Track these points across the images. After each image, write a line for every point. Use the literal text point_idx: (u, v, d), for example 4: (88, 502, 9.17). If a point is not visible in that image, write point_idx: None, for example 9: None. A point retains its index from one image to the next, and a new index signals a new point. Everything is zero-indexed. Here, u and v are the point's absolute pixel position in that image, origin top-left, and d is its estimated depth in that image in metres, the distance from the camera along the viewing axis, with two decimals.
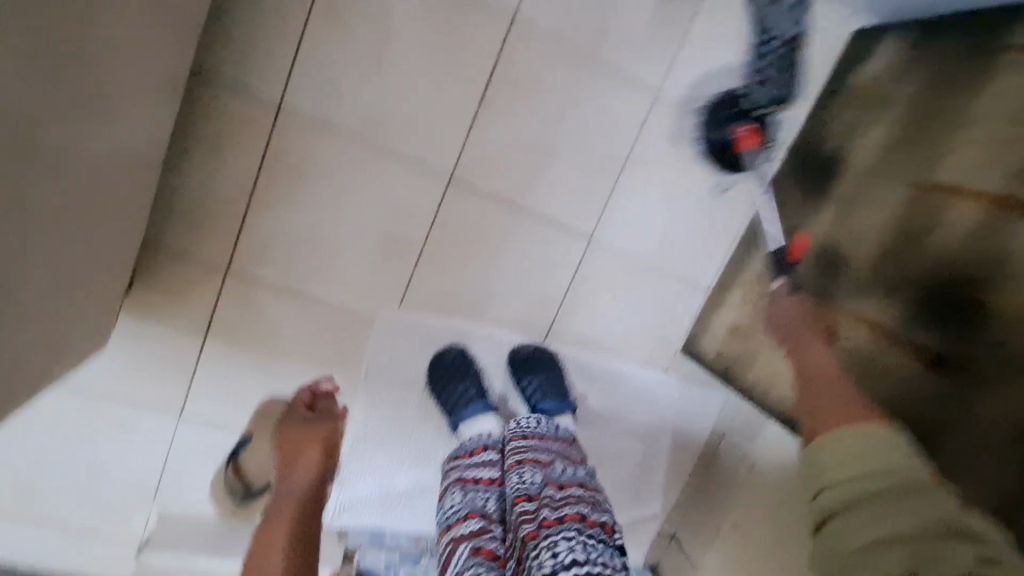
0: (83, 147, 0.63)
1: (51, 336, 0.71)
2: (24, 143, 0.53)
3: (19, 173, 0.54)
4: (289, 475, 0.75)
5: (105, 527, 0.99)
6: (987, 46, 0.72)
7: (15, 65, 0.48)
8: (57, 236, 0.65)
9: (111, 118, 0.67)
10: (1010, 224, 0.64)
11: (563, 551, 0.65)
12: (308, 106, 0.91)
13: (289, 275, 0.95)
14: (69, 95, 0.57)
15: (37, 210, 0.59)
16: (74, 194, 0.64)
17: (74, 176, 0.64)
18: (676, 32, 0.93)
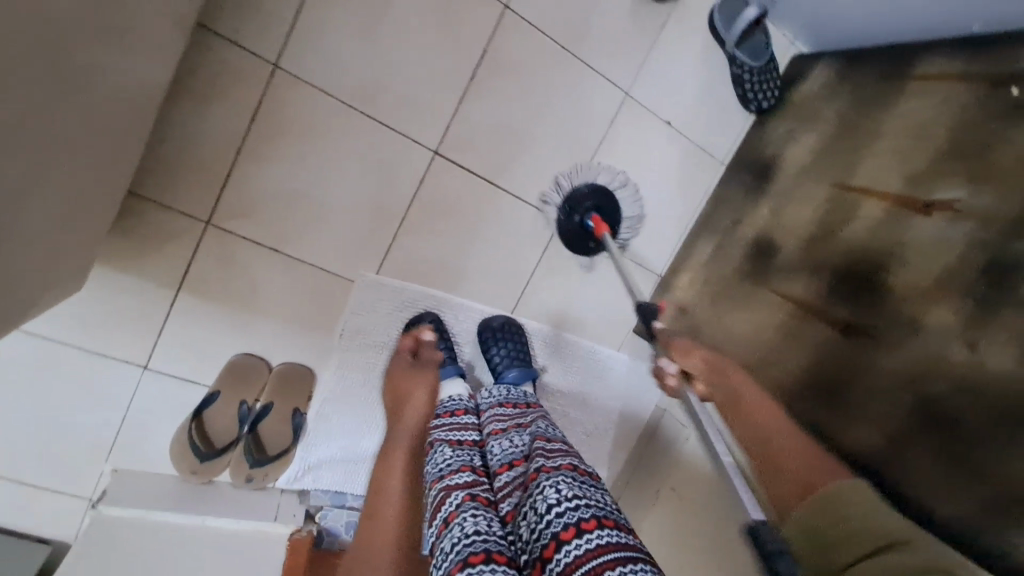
0: (133, 85, 0.67)
1: (46, 268, 0.69)
2: (87, 77, 0.57)
3: (80, 103, 0.58)
4: (401, 417, 0.93)
5: (54, 481, 0.98)
6: (893, 78, 0.90)
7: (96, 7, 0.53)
8: (84, 166, 0.66)
9: (153, 58, 0.69)
10: (904, 218, 0.80)
11: (564, 487, 0.65)
12: (303, 63, 0.89)
13: (271, 232, 0.96)
14: (128, 37, 0.62)
15: (78, 139, 0.62)
16: (109, 126, 0.67)
17: (113, 112, 0.66)
18: (652, 34, 1.03)
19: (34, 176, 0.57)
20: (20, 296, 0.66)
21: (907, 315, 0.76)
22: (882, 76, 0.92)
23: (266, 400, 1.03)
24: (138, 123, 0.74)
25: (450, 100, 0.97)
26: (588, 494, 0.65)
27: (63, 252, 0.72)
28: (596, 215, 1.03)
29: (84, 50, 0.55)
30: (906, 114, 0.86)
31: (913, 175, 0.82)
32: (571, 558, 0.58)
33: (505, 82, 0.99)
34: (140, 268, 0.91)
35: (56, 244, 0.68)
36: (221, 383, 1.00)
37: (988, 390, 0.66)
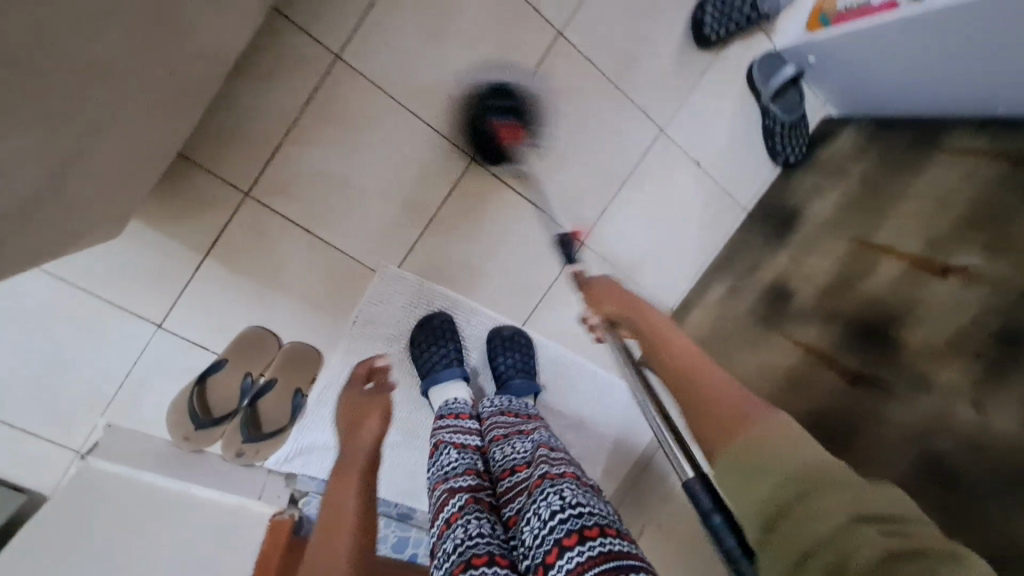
0: (212, 48, 0.71)
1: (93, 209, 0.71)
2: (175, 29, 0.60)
3: (164, 52, 0.61)
4: (356, 433, 0.89)
5: (44, 429, 0.97)
6: (920, 147, 0.95)
7: None
8: (152, 116, 0.69)
9: (234, 27, 0.73)
10: (922, 279, 0.83)
11: (569, 494, 0.65)
12: (363, 56, 0.93)
13: (305, 212, 0.98)
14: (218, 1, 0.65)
15: (153, 88, 0.64)
16: (182, 82, 0.70)
17: (190, 69, 0.69)
18: (695, 77, 1.08)
19: (110, 112, 0.60)
20: (62, 230, 0.67)
21: (918, 369, 0.78)
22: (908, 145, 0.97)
23: (271, 375, 1.03)
24: (208, 87, 0.78)
25: None
26: (592, 502, 0.65)
27: (110, 197, 0.73)
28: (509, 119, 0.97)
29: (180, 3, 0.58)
30: (930, 182, 0.90)
31: (935, 239, 0.85)
32: (574, 564, 0.58)
33: (549, 101, 1.03)
34: (171, 229, 0.93)
35: (106, 186, 0.70)
36: (230, 352, 1.01)
37: (995, 449, 0.69)
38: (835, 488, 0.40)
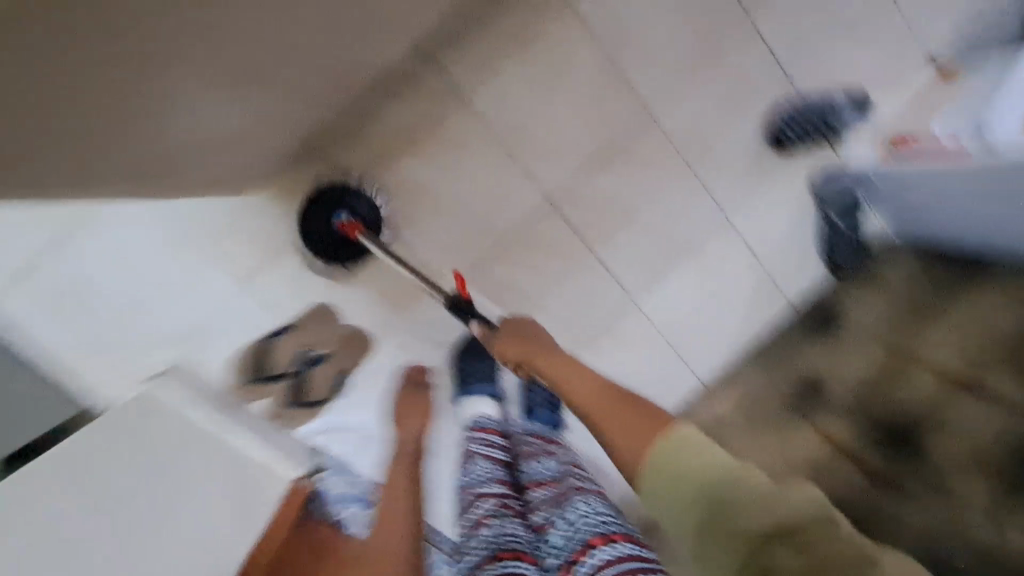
0: (348, 57, 0.84)
1: (211, 158, 0.84)
2: (323, 31, 0.73)
3: (309, 46, 0.74)
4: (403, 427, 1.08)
5: (126, 349, 1.10)
6: (967, 280, 1.04)
7: None
8: (283, 95, 0.81)
9: (371, 45, 0.86)
10: (956, 400, 0.93)
11: (594, 506, 0.70)
12: (476, 96, 1.06)
13: (394, 213, 1.11)
14: (363, 18, 0.78)
15: (291, 72, 0.77)
16: (316, 76, 0.82)
17: (325, 67, 0.82)
18: (766, 175, 1.17)
19: (253, 80, 0.72)
20: (177, 165, 0.79)
21: (942, 477, 0.89)
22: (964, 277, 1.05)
23: (324, 349, 1.14)
24: (337, 90, 0.91)
25: (579, 164, 1.13)
26: (615, 515, 0.69)
27: (225, 152, 0.85)
28: (342, 214, 1.06)
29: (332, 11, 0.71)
30: (974, 313, 1.00)
31: (972, 365, 0.94)
32: (596, 563, 0.62)
33: (629, 167, 1.14)
34: (282, 200, 1.08)
35: (228, 143, 0.83)
36: (298, 320, 1.13)
37: (1011, 564, 0.79)
38: (757, 512, 0.55)
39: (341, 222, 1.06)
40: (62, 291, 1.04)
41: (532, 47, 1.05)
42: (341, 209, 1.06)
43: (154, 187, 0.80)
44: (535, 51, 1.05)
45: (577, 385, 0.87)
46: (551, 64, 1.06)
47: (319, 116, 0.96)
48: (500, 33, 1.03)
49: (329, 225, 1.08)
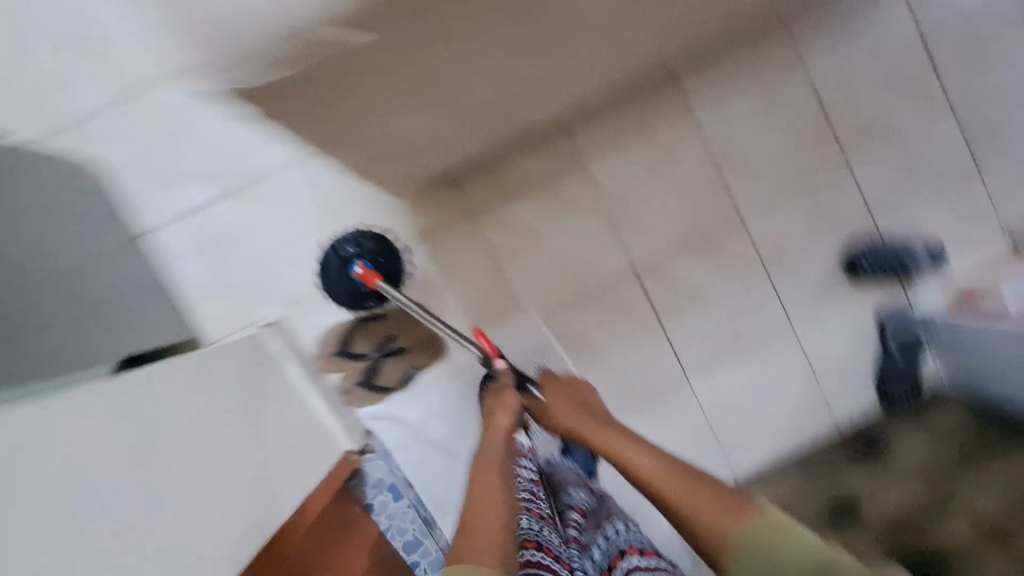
0: (519, 118, 1.03)
1: (393, 176, 1.01)
2: (519, 101, 0.91)
3: (505, 109, 0.92)
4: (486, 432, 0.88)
5: (243, 298, 1.25)
6: (1010, 442, 1.14)
7: (561, 76, 0.88)
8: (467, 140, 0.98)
9: (537, 111, 1.04)
10: (981, 549, 1.06)
11: (623, 532, 0.87)
12: (598, 171, 1.25)
13: (501, 248, 1.27)
14: (547, 98, 0.96)
15: (482, 126, 0.94)
16: (493, 129, 1.00)
17: (502, 123, 1.00)
18: (838, 300, 1.26)
19: (459, 128, 0.89)
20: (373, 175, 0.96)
21: None
22: (997, 451, 1.14)
23: (404, 345, 1.26)
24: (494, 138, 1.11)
25: (670, 246, 1.26)
26: (637, 540, 0.87)
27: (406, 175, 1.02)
28: (361, 263, 1.15)
29: (534, 91, 0.89)
30: (1011, 475, 1.10)
31: (1002, 523, 1.06)
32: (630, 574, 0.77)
33: (713, 261, 1.26)
34: (413, 208, 1.25)
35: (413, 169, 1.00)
36: (391, 312, 1.24)
37: None
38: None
39: (358, 269, 1.14)
40: (217, 237, 1.24)
41: (654, 144, 1.24)
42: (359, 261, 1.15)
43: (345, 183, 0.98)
44: (656, 147, 1.24)
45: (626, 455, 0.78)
46: (666, 161, 1.24)
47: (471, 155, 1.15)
48: (631, 128, 1.23)
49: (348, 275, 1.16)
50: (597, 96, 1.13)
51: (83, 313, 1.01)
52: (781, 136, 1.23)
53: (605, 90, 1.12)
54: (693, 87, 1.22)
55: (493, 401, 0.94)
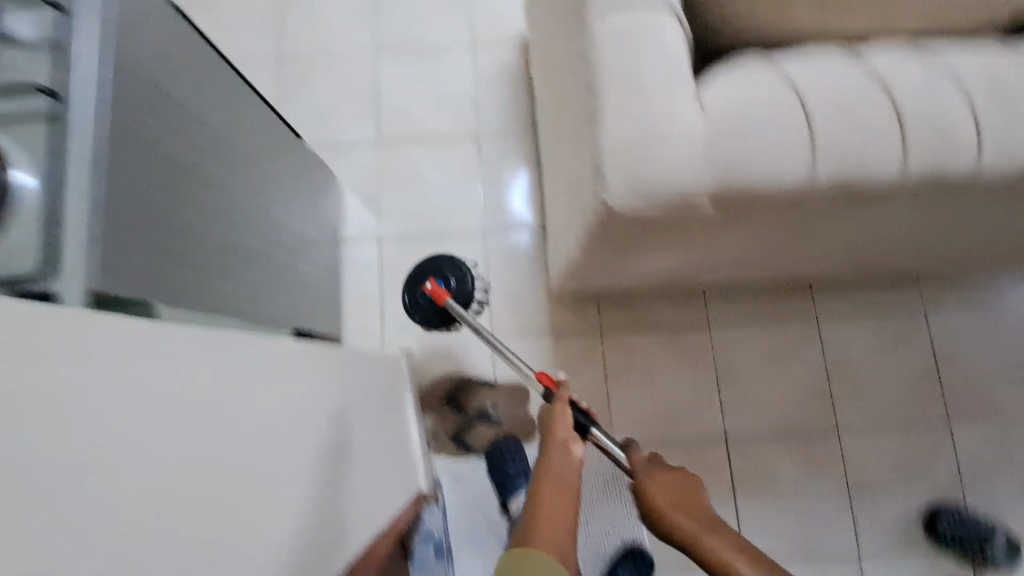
0: (688, 277, 1.21)
1: (575, 284, 1.17)
2: (706, 269, 1.09)
3: (695, 270, 1.09)
4: (548, 449, 0.81)
5: (391, 319, 1.44)
6: None
7: (752, 265, 1.05)
8: (645, 277, 1.17)
9: (703, 277, 1.23)
10: None
11: None
12: (724, 339, 1.39)
13: (618, 369, 1.39)
14: (723, 271, 1.14)
15: (666, 274, 1.12)
16: (667, 276, 1.18)
17: (678, 276, 1.18)
18: (909, 547, 1.28)
19: (654, 271, 1.07)
20: (565, 276, 1.13)
21: None
22: None
23: (502, 416, 1.38)
24: (657, 284, 1.30)
25: (766, 429, 1.35)
26: None
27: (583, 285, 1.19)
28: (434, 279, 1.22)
29: (724, 267, 1.07)
30: None
31: None
32: None
33: (801, 459, 1.33)
34: (559, 307, 1.43)
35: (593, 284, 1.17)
36: (504, 383, 1.38)
37: None
38: None
39: (430, 283, 1.20)
40: (396, 265, 1.47)
41: (780, 337, 1.39)
42: (433, 277, 1.22)
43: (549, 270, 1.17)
44: (781, 340, 1.39)
45: (710, 544, 0.74)
46: (785, 355, 1.38)
47: (630, 288, 1.33)
48: (764, 317, 1.40)
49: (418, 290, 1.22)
50: (754, 284, 1.31)
51: (284, 281, 1.13)
52: (893, 377, 1.36)
53: (762, 282, 1.30)
54: (829, 306, 1.40)
55: (555, 412, 0.89)
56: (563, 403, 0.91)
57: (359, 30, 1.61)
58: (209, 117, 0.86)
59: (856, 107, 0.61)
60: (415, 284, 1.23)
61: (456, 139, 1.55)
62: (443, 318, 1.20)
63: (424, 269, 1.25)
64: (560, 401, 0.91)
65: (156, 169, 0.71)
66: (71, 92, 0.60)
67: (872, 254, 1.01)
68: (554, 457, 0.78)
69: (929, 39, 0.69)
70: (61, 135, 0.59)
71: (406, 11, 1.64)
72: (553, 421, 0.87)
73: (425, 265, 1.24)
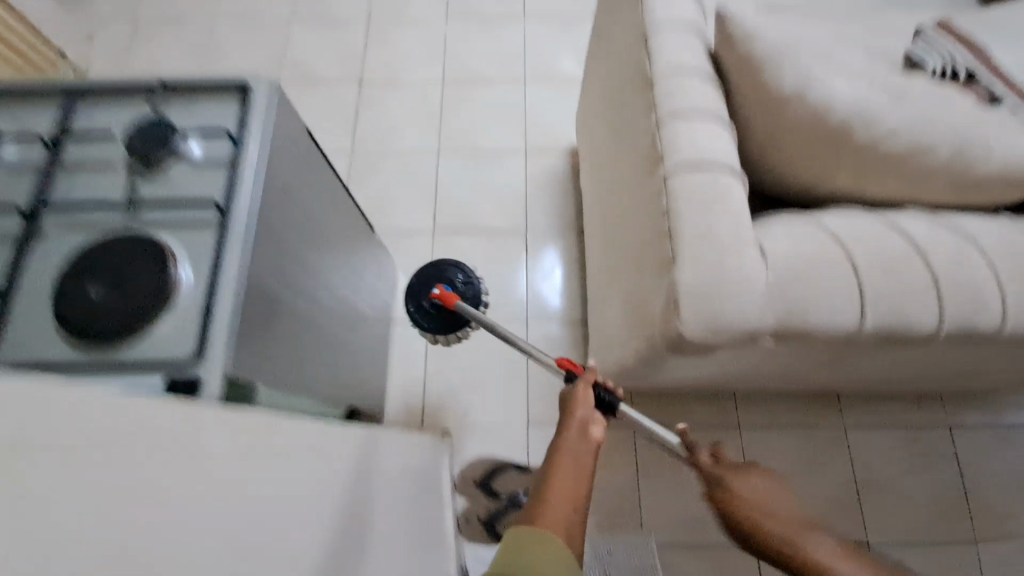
0: (721, 382, 1.28)
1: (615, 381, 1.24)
2: (742, 377, 1.16)
3: (733, 377, 1.16)
4: (566, 430, 0.77)
5: (431, 397, 1.50)
6: None
7: (788, 378, 1.13)
8: (682, 380, 1.24)
9: (735, 382, 1.29)
10: None
11: None
12: (753, 443, 1.43)
13: (648, 465, 1.42)
14: (756, 380, 1.21)
15: (702, 379, 1.19)
16: (703, 380, 1.25)
17: (712, 381, 1.25)
18: None
19: (693, 376, 1.14)
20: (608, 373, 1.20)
21: None
22: None
23: None
24: (689, 385, 1.36)
25: None
26: None
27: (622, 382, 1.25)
28: (442, 283, 1.17)
29: (759, 377, 1.14)
30: None
31: None
32: None
33: None
34: None
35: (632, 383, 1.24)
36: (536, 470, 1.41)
37: None
38: None
39: (439, 285, 1.15)
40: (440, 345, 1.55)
41: (808, 445, 1.42)
42: (440, 282, 1.17)
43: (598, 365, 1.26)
44: (809, 448, 1.42)
45: (809, 547, 0.76)
46: (814, 463, 1.41)
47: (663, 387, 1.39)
48: (793, 425, 1.44)
49: (425, 296, 1.16)
50: (782, 392, 1.37)
51: (345, 360, 1.21)
52: (922, 495, 1.38)
53: (791, 390, 1.37)
54: (856, 418, 1.44)
55: (576, 391, 0.84)
56: (585, 382, 0.86)
57: (426, 135, 1.82)
58: (313, 225, 1.00)
59: (889, 262, 0.71)
60: (421, 289, 1.16)
61: (504, 233, 1.69)
62: (451, 324, 1.13)
63: (428, 274, 1.19)
64: (583, 381, 0.86)
65: (279, 271, 0.82)
66: (236, 206, 0.72)
67: (902, 377, 1.07)
68: (570, 440, 0.74)
69: (944, 208, 0.80)
70: (221, 239, 0.70)
71: (469, 121, 1.85)
72: (575, 399, 0.83)
73: (428, 268, 1.20)
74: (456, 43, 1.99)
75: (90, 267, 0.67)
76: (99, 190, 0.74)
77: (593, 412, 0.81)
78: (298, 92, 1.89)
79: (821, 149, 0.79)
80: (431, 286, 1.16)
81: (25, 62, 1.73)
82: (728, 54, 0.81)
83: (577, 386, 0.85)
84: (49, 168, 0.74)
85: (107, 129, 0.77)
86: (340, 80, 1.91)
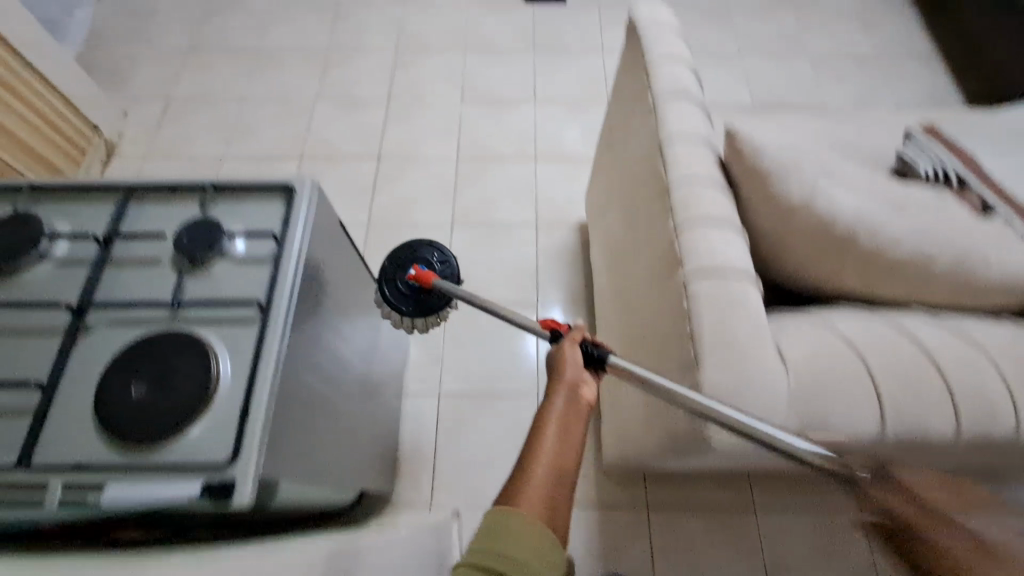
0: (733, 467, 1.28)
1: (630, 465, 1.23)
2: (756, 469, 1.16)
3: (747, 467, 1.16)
4: (555, 392, 0.82)
5: (440, 475, 1.48)
6: None
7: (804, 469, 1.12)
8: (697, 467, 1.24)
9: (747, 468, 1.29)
10: None
11: None
12: (767, 531, 1.40)
13: (660, 554, 1.38)
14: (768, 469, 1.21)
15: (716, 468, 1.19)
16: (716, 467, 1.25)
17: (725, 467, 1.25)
18: None
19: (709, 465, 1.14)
20: (623, 458, 1.20)
21: None
22: None
23: None
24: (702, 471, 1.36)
25: None
26: None
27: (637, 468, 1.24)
28: (418, 264, 1.17)
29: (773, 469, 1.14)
30: None
31: None
32: None
33: None
34: (606, 480, 1.46)
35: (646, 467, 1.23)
36: None
37: None
38: None
39: (416, 266, 1.15)
40: (451, 420, 1.55)
41: (821, 530, 1.40)
42: (416, 262, 1.17)
43: (611, 448, 1.25)
44: (822, 534, 1.40)
45: None
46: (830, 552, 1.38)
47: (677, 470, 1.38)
48: (805, 511, 1.42)
49: (401, 276, 1.15)
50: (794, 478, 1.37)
51: (360, 442, 1.20)
52: None
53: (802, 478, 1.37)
54: None
55: (564, 355, 0.89)
56: (571, 342, 0.92)
57: (441, 211, 1.90)
58: (341, 311, 1.03)
59: (900, 368, 0.74)
60: (397, 269, 1.16)
61: (516, 305, 1.73)
62: (426, 306, 1.13)
63: (403, 256, 1.19)
64: (571, 345, 0.91)
65: (309, 364, 0.83)
66: (275, 306, 0.75)
67: None
68: (557, 404, 0.79)
69: (945, 311, 0.84)
70: (259, 337, 0.73)
71: (482, 197, 1.94)
72: (563, 361, 0.88)
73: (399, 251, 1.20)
74: (472, 124, 2.11)
75: (133, 367, 0.69)
76: (145, 287, 0.77)
77: (580, 372, 0.87)
78: (322, 168, 1.99)
79: (828, 253, 0.85)
80: (408, 267, 1.16)
81: (65, 138, 1.83)
82: (738, 164, 0.88)
83: (566, 347, 0.90)
84: (100, 265, 0.78)
85: (158, 229, 0.82)
86: (361, 158, 2.02)
